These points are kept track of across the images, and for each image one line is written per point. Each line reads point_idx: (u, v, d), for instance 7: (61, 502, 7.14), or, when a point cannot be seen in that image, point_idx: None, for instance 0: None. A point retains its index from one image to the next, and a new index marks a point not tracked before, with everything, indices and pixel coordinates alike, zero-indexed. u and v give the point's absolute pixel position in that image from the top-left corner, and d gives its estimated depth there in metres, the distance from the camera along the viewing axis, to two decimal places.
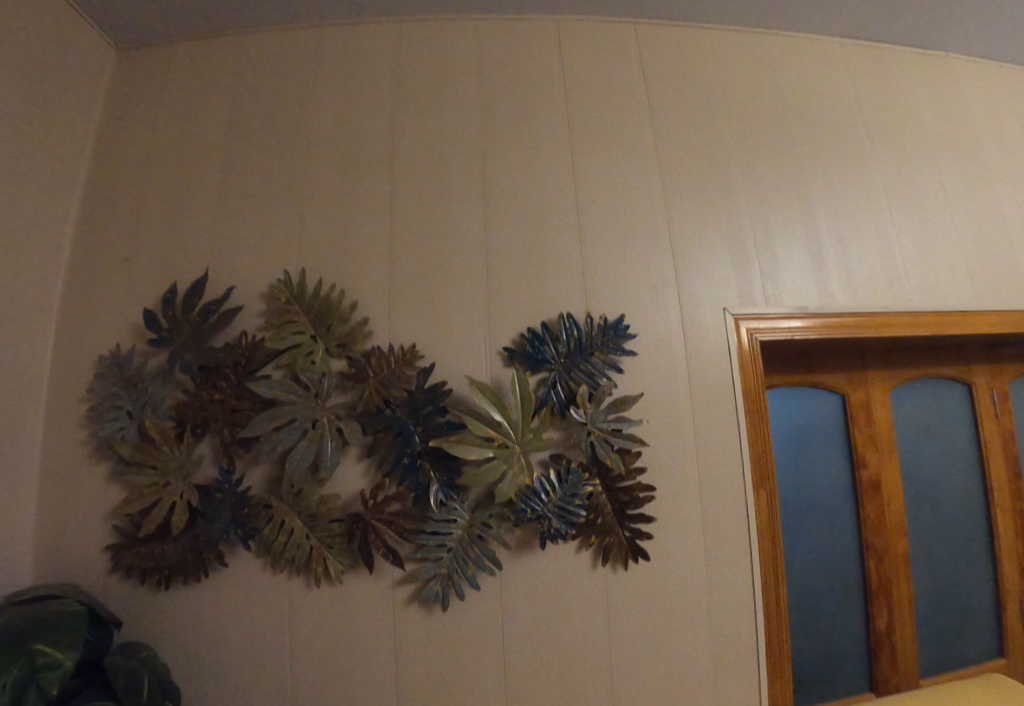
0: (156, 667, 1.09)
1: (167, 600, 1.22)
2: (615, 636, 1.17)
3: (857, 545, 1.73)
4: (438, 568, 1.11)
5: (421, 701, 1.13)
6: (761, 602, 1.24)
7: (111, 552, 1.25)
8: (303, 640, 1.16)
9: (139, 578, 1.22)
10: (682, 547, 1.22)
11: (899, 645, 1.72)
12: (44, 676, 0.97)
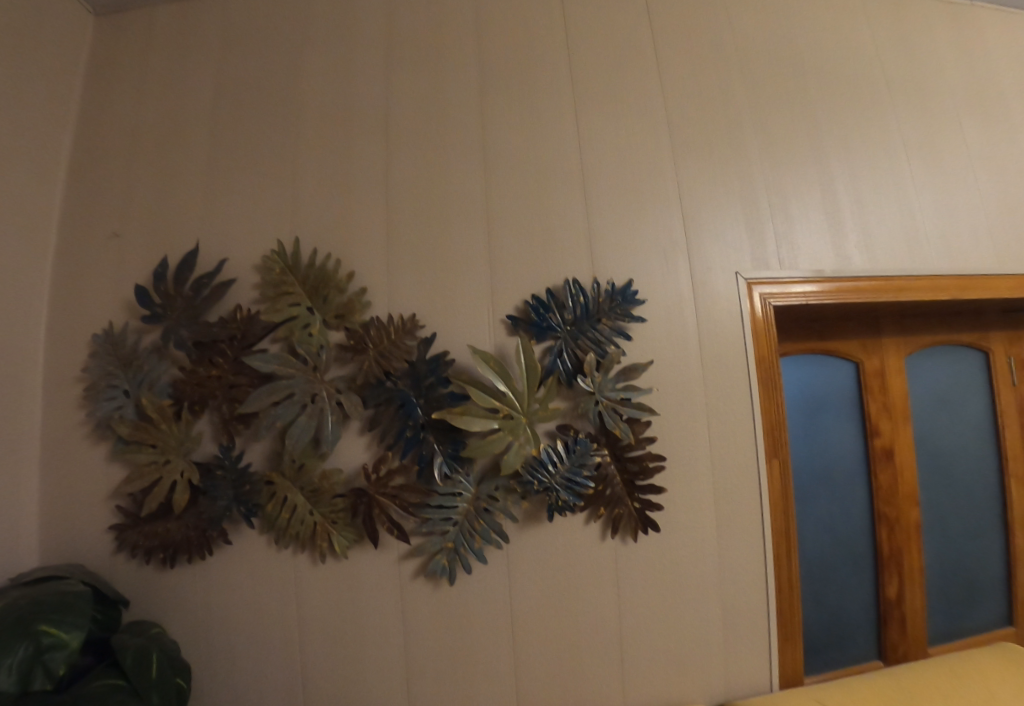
0: (165, 644, 1.10)
1: (173, 578, 1.21)
2: (626, 608, 1.15)
3: (869, 515, 1.71)
4: (444, 542, 1.07)
5: (429, 679, 1.10)
6: (773, 570, 1.22)
7: (116, 532, 1.23)
8: (307, 618, 1.14)
9: (145, 558, 1.21)
10: (693, 518, 1.19)
11: (911, 612, 1.70)
12: (50, 656, 0.96)
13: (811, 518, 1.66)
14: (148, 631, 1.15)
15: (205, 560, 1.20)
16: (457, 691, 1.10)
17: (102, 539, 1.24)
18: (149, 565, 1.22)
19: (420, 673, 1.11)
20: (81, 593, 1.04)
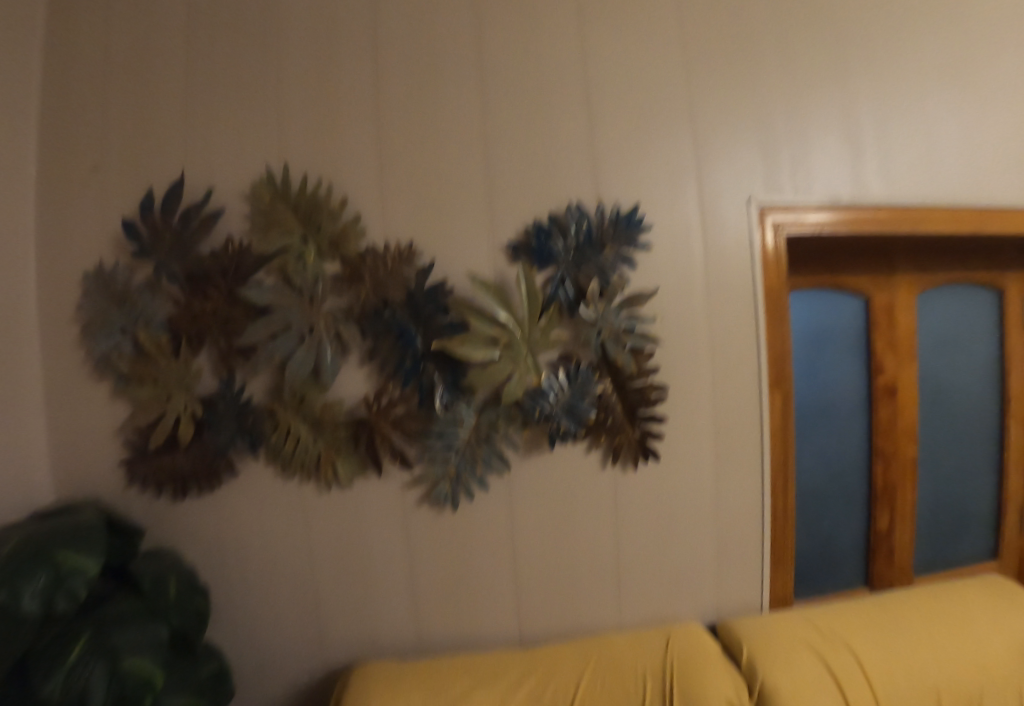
0: (182, 571, 1.15)
1: (184, 510, 1.23)
2: (625, 534, 1.17)
3: (868, 450, 1.72)
4: (446, 469, 1.08)
5: (435, 600, 1.15)
6: (770, 498, 1.24)
7: (126, 466, 1.24)
8: (315, 547, 1.16)
9: (157, 491, 1.22)
10: (696, 449, 1.19)
11: (900, 542, 1.75)
12: (72, 579, 0.95)
13: (812, 452, 1.68)
14: (161, 560, 1.17)
15: (214, 491, 1.21)
16: (461, 609, 1.15)
17: (113, 473, 1.25)
18: (162, 497, 1.23)
19: (425, 593, 1.14)
20: (92, 525, 1.06)
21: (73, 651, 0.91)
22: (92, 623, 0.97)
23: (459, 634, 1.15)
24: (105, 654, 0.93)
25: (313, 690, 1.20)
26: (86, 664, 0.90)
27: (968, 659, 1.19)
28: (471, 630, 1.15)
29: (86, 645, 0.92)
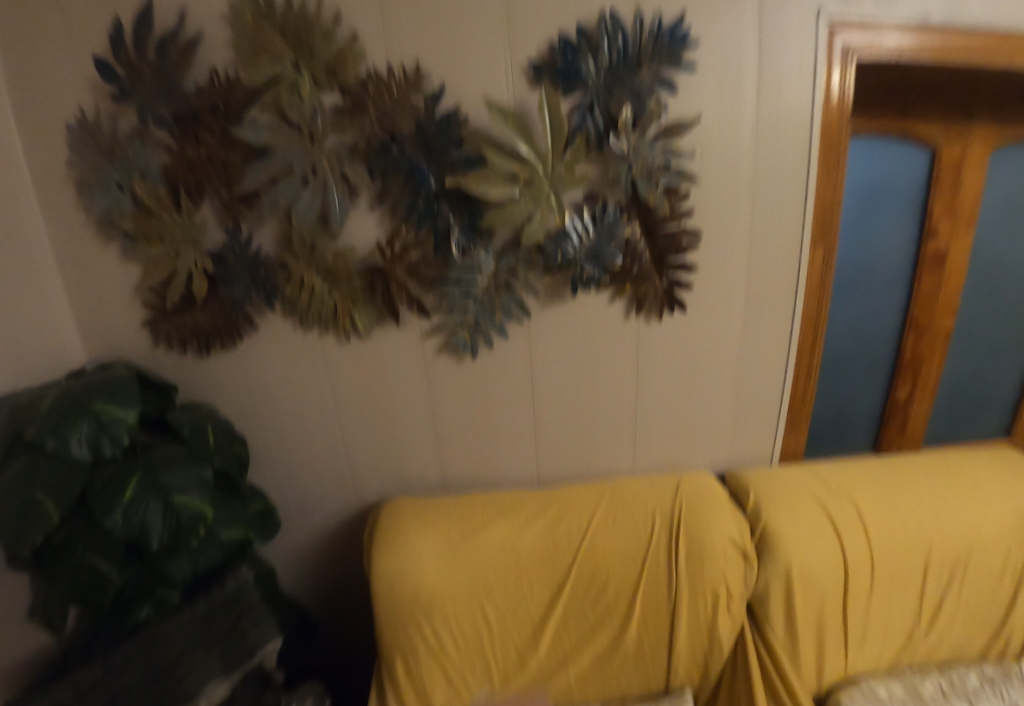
0: (218, 423, 1.18)
1: (214, 370, 1.22)
2: (644, 386, 1.16)
3: (901, 319, 1.64)
4: (465, 317, 1.05)
5: (457, 450, 1.20)
6: (795, 356, 1.20)
7: (148, 326, 1.21)
8: (346, 403, 1.17)
9: (183, 348, 1.20)
10: (721, 306, 1.14)
11: (914, 412, 1.74)
12: (113, 427, 0.99)
13: (838, 321, 1.60)
14: (200, 411, 1.20)
15: (235, 346, 1.19)
16: (481, 450, 1.20)
17: (137, 333, 1.22)
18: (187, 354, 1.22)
19: (446, 437, 1.19)
20: (127, 377, 1.08)
21: (128, 489, 0.97)
22: (142, 465, 1.03)
23: (480, 473, 1.22)
24: (157, 490, 0.99)
25: (348, 523, 1.31)
26: (141, 499, 0.97)
27: (970, 514, 1.22)
28: (491, 473, 1.22)
29: (139, 483, 0.99)
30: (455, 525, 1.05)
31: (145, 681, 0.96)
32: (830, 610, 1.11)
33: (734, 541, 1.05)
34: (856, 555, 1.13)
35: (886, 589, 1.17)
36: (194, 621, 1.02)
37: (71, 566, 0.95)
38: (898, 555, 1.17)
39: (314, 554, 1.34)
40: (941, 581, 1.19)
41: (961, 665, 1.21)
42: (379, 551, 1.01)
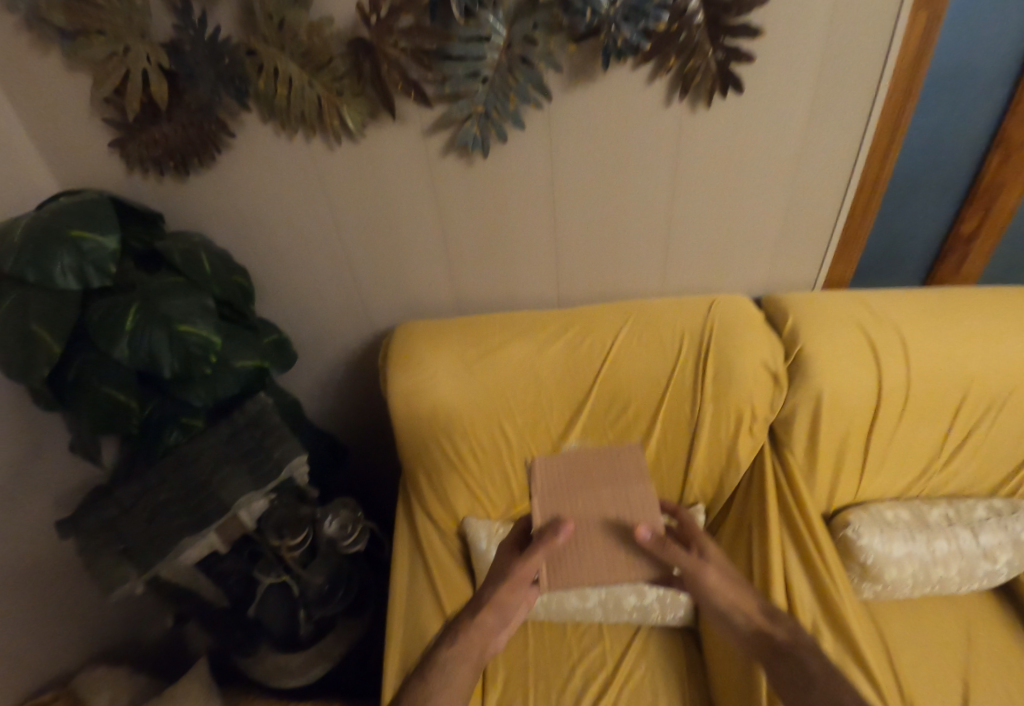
0: (212, 251, 1.05)
1: (197, 200, 1.07)
2: (681, 193, 1.00)
3: (992, 129, 0.99)
4: (472, 106, 0.87)
5: (473, 271, 1.13)
6: (865, 162, 0.97)
7: (118, 148, 1.01)
8: (346, 223, 1.07)
9: (160, 172, 1.02)
10: (787, 100, 0.90)
11: (964, 274, 1.19)
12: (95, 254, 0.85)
13: (926, 122, 0.99)
14: (190, 240, 1.04)
15: (217, 162, 1.01)
16: (497, 266, 1.12)
17: (103, 159, 1.03)
18: (168, 182, 1.04)
19: (459, 254, 1.10)
20: (101, 200, 0.92)
21: (126, 319, 0.86)
22: (138, 294, 0.90)
23: (498, 293, 1.16)
24: (159, 321, 0.87)
25: (364, 353, 1.29)
26: (144, 330, 0.86)
27: None
28: (509, 294, 1.16)
29: (137, 312, 0.87)
30: (472, 346, 1.00)
31: (183, 496, 0.97)
32: (849, 436, 1.00)
33: (764, 365, 0.98)
34: (893, 381, 0.97)
35: (918, 423, 1.01)
36: (223, 444, 0.99)
37: (87, 397, 0.88)
38: (940, 387, 0.98)
39: (336, 384, 1.35)
40: (969, 420, 1.01)
41: (971, 497, 1.09)
42: (395, 372, 0.99)
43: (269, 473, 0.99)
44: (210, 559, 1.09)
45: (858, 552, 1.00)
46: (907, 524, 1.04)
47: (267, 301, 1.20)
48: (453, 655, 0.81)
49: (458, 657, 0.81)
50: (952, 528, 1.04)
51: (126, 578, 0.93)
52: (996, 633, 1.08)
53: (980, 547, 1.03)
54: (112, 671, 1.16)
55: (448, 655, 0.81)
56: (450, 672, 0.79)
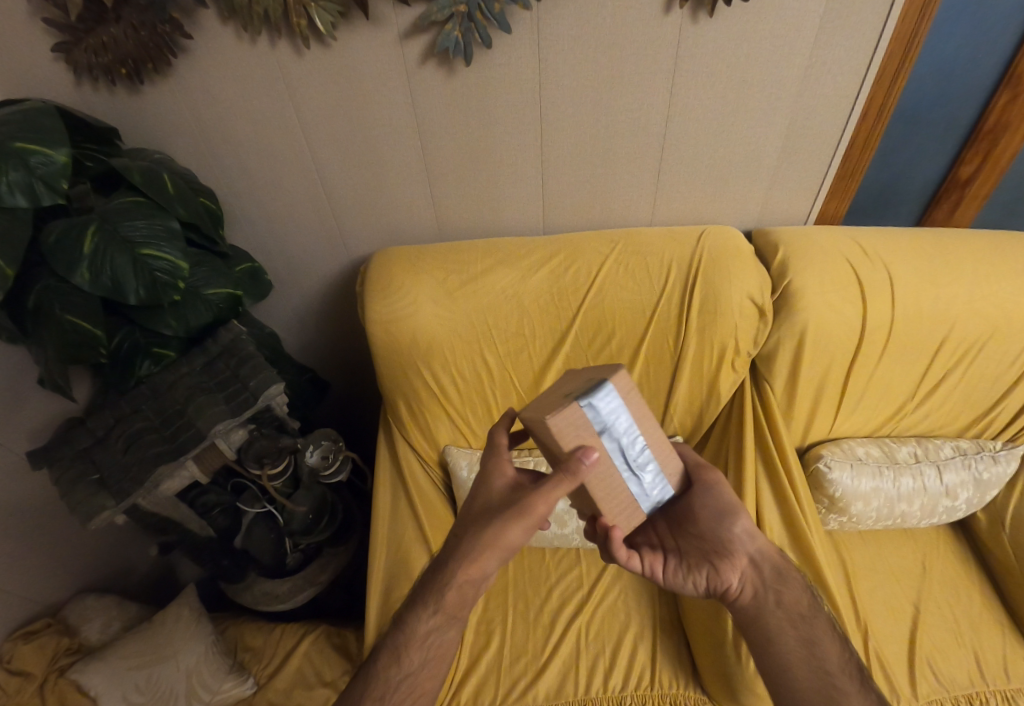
0: (175, 169, 0.96)
1: (153, 115, 0.97)
2: (677, 114, 0.95)
3: (1005, 64, 0.94)
4: (454, 4, 0.80)
5: (453, 195, 1.07)
6: (871, 85, 0.92)
7: (63, 54, 0.89)
8: (318, 138, 0.99)
9: (111, 81, 0.92)
10: (796, 12, 0.84)
11: (954, 222, 1.17)
12: (43, 171, 0.75)
13: (943, 48, 0.93)
14: (149, 157, 0.95)
15: (173, 70, 0.92)
16: (480, 191, 1.06)
17: (37, 65, 0.91)
18: (122, 93, 0.95)
19: (441, 175, 1.04)
20: (45, 109, 0.79)
21: (85, 243, 0.80)
22: (95, 216, 0.83)
23: (481, 220, 1.12)
24: (121, 245, 0.82)
25: (343, 284, 1.24)
26: (105, 255, 0.81)
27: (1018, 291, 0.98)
28: (491, 221, 1.12)
29: (96, 235, 0.81)
30: (453, 272, 0.97)
31: (159, 424, 0.93)
32: (828, 372, 1.00)
33: (752, 300, 0.96)
34: (877, 317, 0.97)
35: (896, 361, 1.02)
36: (197, 374, 0.97)
37: (50, 327, 0.83)
38: (923, 329, 0.99)
39: (315, 316, 1.31)
40: (948, 360, 1.02)
41: (938, 437, 1.12)
42: (373, 300, 0.95)
43: (246, 403, 0.94)
44: (197, 489, 1.10)
45: (827, 486, 1.03)
46: (877, 460, 1.07)
47: (236, 226, 1.14)
48: (435, 628, 0.70)
49: (442, 630, 0.70)
50: (919, 465, 1.07)
51: (104, 507, 0.87)
52: (945, 559, 1.15)
53: (943, 485, 1.06)
54: (103, 598, 1.19)
55: (431, 627, 0.69)
56: (435, 645, 0.70)
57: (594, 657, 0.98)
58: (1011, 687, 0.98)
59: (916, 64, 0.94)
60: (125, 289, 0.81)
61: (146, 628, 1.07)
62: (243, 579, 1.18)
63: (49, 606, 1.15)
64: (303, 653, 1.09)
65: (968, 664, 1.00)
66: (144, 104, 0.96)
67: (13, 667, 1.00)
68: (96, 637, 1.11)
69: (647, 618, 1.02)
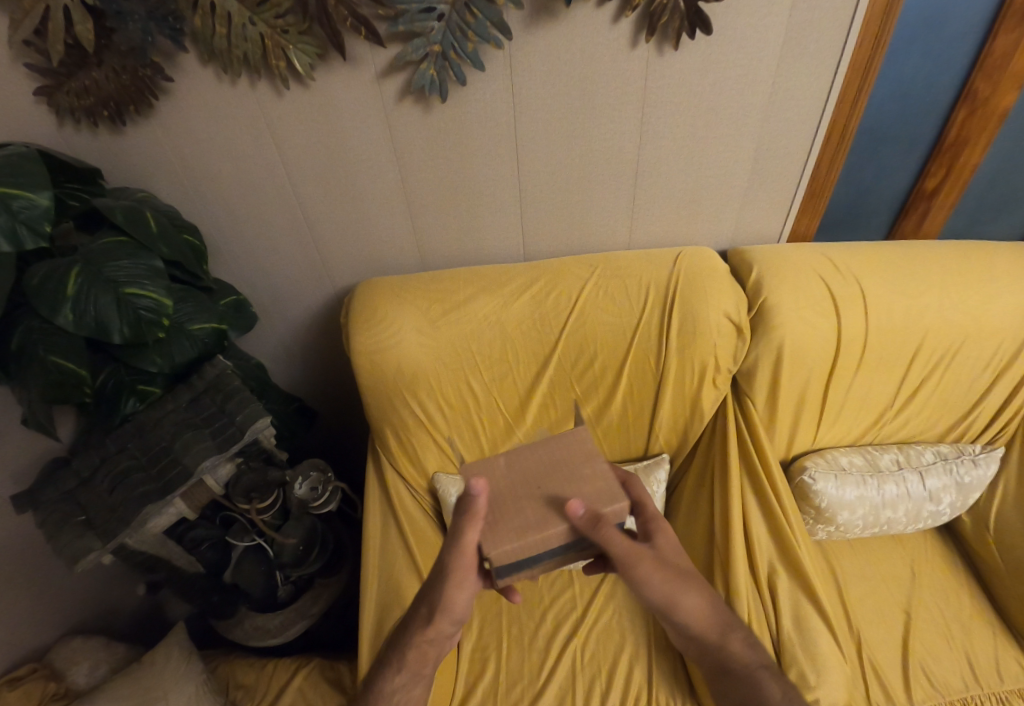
0: (158, 208, 0.97)
1: (135, 154, 0.99)
2: (649, 142, 0.98)
3: (959, 85, 0.99)
4: (429, 44, 0.83)
5: (436, 224, 1.09)
6: (833, 107, 0.96)
7: (45, 97, 0.90)
8: (301, 174, 1.01)
9: (93, 122, 0.93)
10: (757, 43, 0.88)
11: (923, 233, 1.21)
12: (26, 216, 0.75)
13: (898, 73, 0.97)
14: (132, 196, 0.97)
15: (155, 110, 0.93)
16: (462, 219, 1.08)
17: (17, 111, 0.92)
18: (104, 134, 0.95)
19: (422, 206, 1.06)
20: (29, 154, 0.80)
21: (68, 283, 0.81)
22: (79, 257, 0.84)
23: (464, 247, 1.13)
24: (105, 284, 0.82)
25: (329, 314, 1.25)
26: (89, 295, 0.81)
27: (984, 298, 1.01)
28: (474, 248, 1.13)
29: (80, 276, 0.82)
30: (436, 301, 0.98)
31: (145, 463, 0.92)
32: (808, 386, 1.02)
33: (728, 317, 0.98)
34: (851, 331, 0.99)
35: (873, 373, 1.04)
36: (183, 409, 0.97)
37: (33, 367, 0.83)
38: (896, 340, 1.02)
39: (302, 346, 1.32)
40: (923, 369, 1.05)
41: (919, 444, 1.15)
42: (358, 331, 0.96)
43: (233, 437, 0.94)
44: (184, 525, 1.09)
45: (812, 496, 1.05)
46: (860, 468, 1.08)
47: (221, 261, 1.15)
48: (402, 683, 0.73)
49: (406, 682, 0.73)
50: (901, 471, 1.09)
51: (90, 548, 0.86)
52: (933, 563, 1.16)
53: (926, 490, 1.08)
54: (90, 640, 1.16)
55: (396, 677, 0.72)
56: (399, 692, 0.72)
57: (590, 680, 0.98)
58: (1005, 688, 0.99)
59: (875, 87, 0.99)
60: (109, 328, 0.81)
61: (136, 668, 1.06)
62: (234, 614, 1.17)
63: (34, 652, 1.12)
64: (296, 687, 1.07)
65: (962, 668, 1.01)
66: (128, 145, 0.97)
67: None
68: (83, 680, 1.09)
69: (642, 638, 1.02)
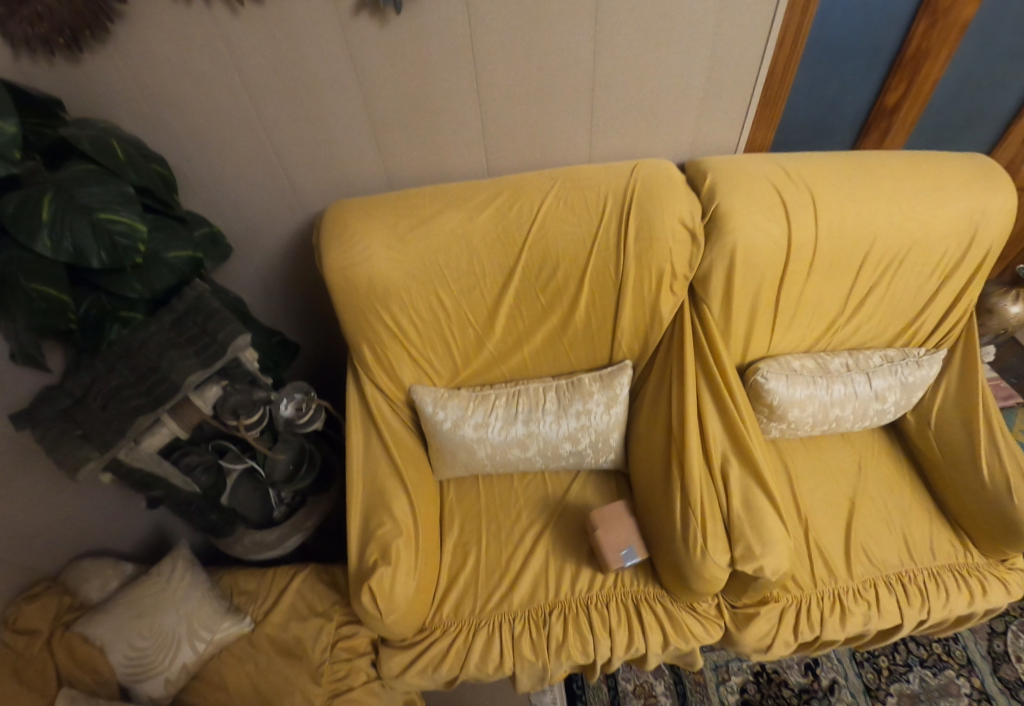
0: (124, 137, 0.98)
1: (95, 83, 0.97)
2: (604, 52, 1.00)
3: None
4: None
5: (400, 143, 1.11)
6: (784, 9, 0.97)
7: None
8: (261, 95, 1.02)
9: (48, 52, 0.90)
10: None
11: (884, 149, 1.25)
12: None
13: None
14: (97, 126, 0.97)
15: (111, 34, 0.93)
16: (423, 137, 1.10)
17: None
18: (59, 64, 0.93)
19: (385, 125, 1.08)
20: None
21: (43, 210, 0.83)
22: (49, 185, 0.86)
23: (428, 167, 1.16)
24: (78, 210, 0.85)
25: (303, 244, 1.28)
26: (64, 221, 0.84)
27: (930, 208, 1.06)
28: (438, 166, 1.16)
29: (52, 203, 0.84)
30: (402, 216, 1.01)
31: (135, 382, 0.97)
32: (760, 290, 1.08)
33: (683, 222, 1.03)
34: (802, 237, 1.04)
35: (824, 279, 1.10)
36: (167, 331, 1.01)
37: (16, 295, 0.86)
38: (846, 245, 1.07)
39: (279, 277, 1.35)
40: (871, 275, 1.11)
41: (869, 348, 1.23)
42: (329, 248, 1.00)
43: (216, 355, 0.99)
44: (179, 450, 1.12)
45: (765, 395, 1.12)
46: (811, 371, 1.16)
47: (191, 193, 1.16)
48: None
49: None
50: (850, 373, 1.17)
51: (89, 458, 0.92)
52: (878, 456, 1.26)
53: (872, 389, 1.16)
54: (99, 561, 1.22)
55: None
56: None
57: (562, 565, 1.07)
58: (935, 564, 1.11)
59: None
60: (87, 253, 0.85)
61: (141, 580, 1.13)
62: (232, 533, 1.24)
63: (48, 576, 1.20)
64: (295, 591, 1.17)
65: (899, 548, 1.12)
66: (86, 73, 0.96)
67: (19, 626, 1.05)
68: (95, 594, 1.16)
69: None
